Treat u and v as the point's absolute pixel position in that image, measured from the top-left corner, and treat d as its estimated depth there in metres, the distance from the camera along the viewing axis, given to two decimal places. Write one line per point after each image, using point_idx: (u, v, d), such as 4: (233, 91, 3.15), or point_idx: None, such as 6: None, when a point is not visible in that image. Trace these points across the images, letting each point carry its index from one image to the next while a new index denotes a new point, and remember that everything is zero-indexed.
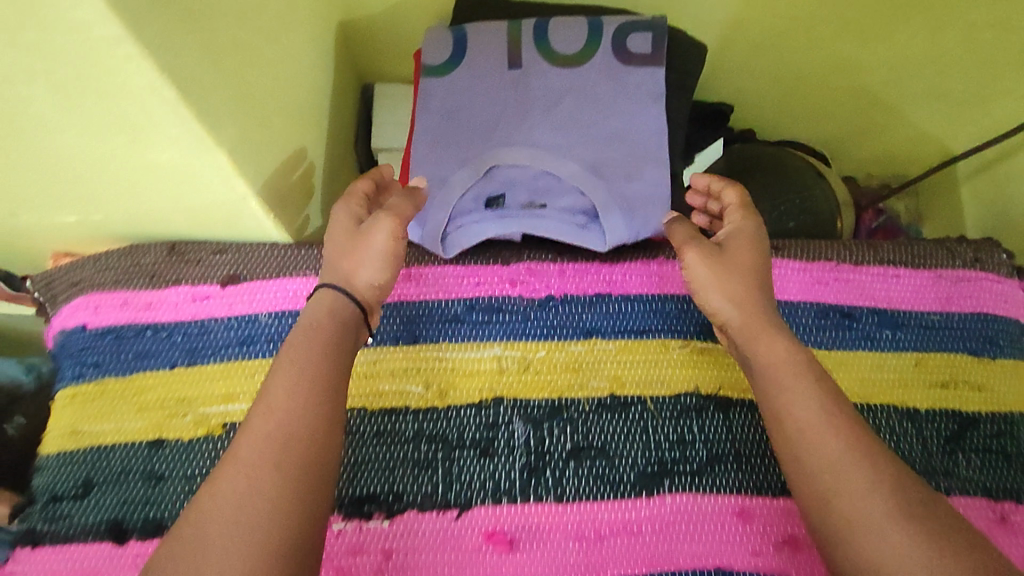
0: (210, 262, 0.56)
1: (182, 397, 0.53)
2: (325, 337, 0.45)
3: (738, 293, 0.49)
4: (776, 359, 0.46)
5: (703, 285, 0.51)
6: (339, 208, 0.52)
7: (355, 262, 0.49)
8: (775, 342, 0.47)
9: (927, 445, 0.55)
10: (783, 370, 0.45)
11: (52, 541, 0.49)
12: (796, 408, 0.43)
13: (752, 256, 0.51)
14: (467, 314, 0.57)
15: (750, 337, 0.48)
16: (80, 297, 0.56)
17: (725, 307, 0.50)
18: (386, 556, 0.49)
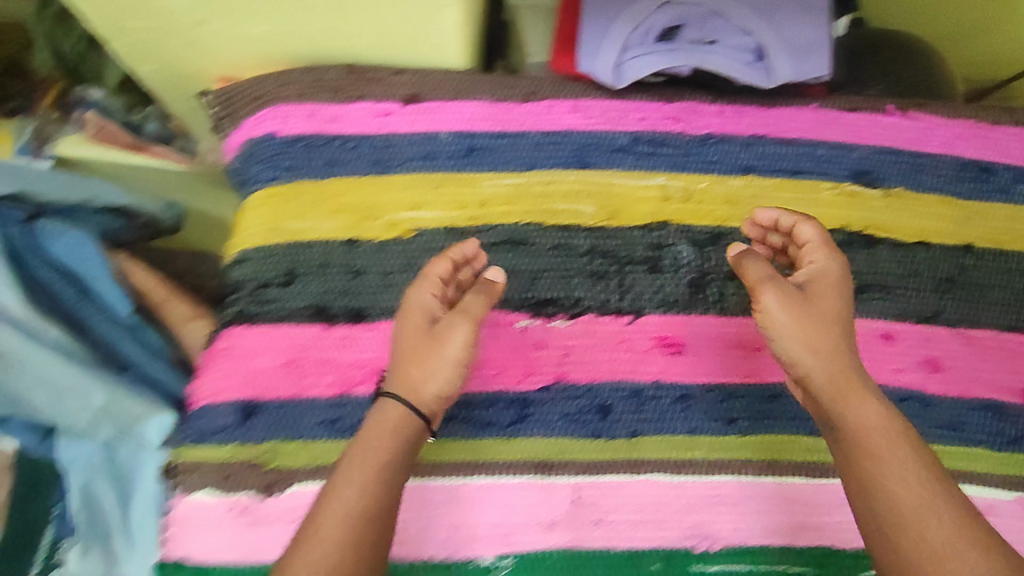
0: (390, 81, 0.59)
1: (372, 204, 0.56)
2: (392, 451, 0.44)
3: (816, 344, 0.45)
4: (864, 423, 0.42)
5: (781, 332, 0.46)
6: (413, 293, 0.50)
7: (432, 364, 0.46)
8: (865, 401, 0.43)
9: None
10: (875, 433, 0.42)
11: (265, 320, 0.53)
12: (891, 488, 0.40)
13: (835, 297, 0.47)
14: (632, 146, 0.59)
15: (844, 399, 0.43)
16: (266, 109, 0.58)
17: (807, 360, 0.45)
18: (567, 352, 0.54)
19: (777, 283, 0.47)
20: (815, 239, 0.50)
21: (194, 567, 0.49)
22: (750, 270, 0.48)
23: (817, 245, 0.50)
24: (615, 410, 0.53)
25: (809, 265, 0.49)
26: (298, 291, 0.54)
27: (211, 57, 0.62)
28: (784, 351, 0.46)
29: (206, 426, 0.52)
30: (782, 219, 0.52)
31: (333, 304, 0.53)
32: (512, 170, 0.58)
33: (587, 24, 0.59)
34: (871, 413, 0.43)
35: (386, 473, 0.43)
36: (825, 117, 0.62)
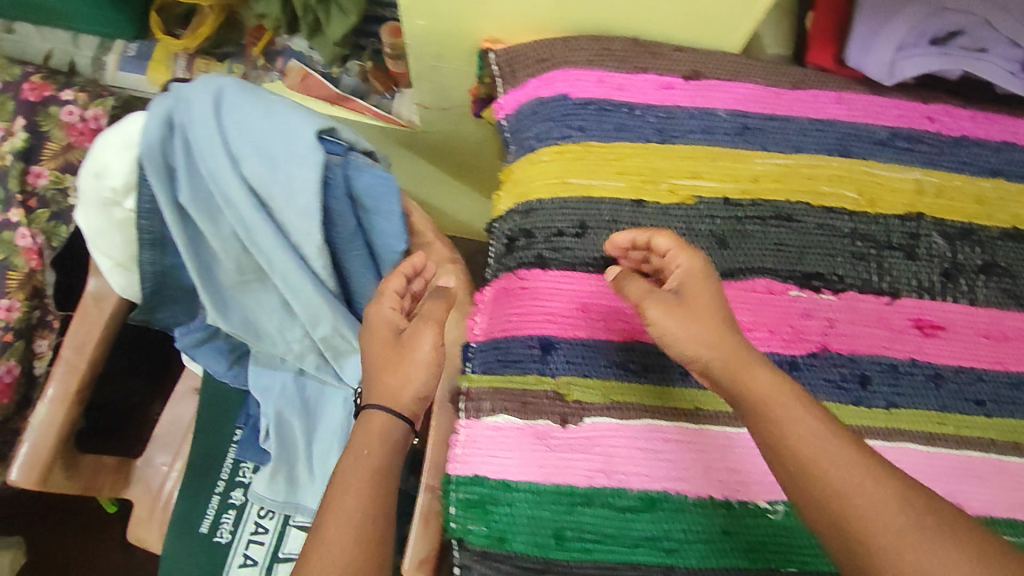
0: (674, 57, 0.63)
1: (656, 169, 0.60)
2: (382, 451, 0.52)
3: (704, 337, 0.46)
4: (765, 391, 0.44)
5: (671, 336, 0.47)
6: (376, 310, 0.59)
7: (403, 364, 0.55)
8: (758, 376, 0.44)
9: None
10: (787, 405, 0.43)
11: (559, 267, 0.58)
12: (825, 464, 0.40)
13: (707, 296, 0.48)
14: (891, 140, 0.63)
15: (734, 370, 0.45)
16: (555, 71, 0.62)
17: (704, 351, 0.46)
18: (830, 323, 0.58)
19: (675, 301, 0.48)
20: (674, 245, 0.51)
21: (495, 481, 0.54)
22: (632, 288, 0.50)
23: (677, 249, 0.51)
24: (874, 381, 0.57)
25: (679, 265, 0.50)
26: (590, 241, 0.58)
27: (495, 19, 0.66)
28: (684, 347, 0.47)
29: (501, 356, 0.58)
30: (660, 237, 0.51)
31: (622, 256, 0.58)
32: (781, 152, 0.61)
33: (862, 20, 0.62)
34: (794, 408, 0.43)
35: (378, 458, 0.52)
36: None
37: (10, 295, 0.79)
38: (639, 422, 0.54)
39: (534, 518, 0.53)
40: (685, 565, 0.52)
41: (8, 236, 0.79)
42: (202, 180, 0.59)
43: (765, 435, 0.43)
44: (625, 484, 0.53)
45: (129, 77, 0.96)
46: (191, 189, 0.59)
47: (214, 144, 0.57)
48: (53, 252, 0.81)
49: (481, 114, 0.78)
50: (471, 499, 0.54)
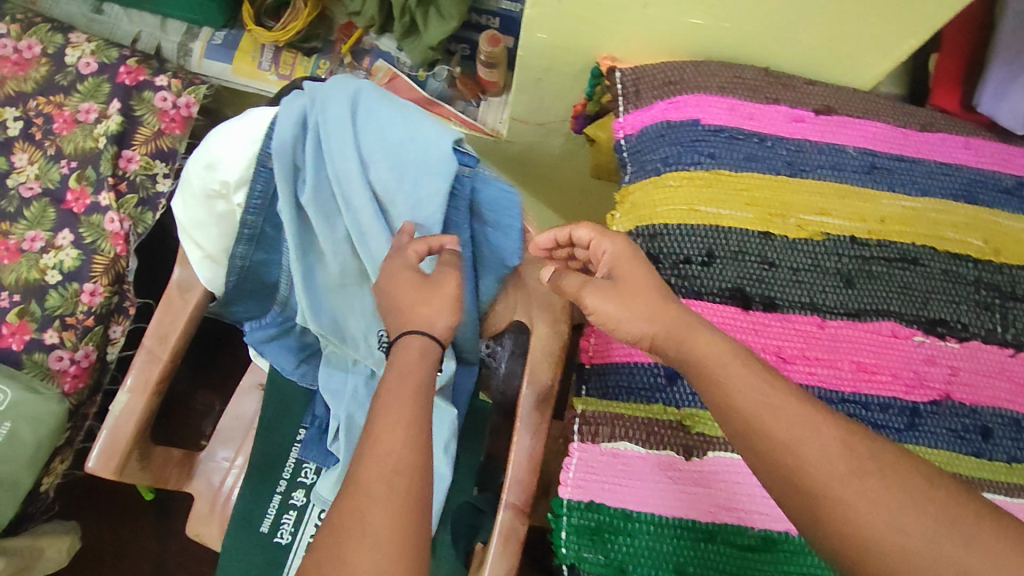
0: (805, 91, 0.63)
1: (784, 203, 0.59)
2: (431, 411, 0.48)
3: (645, 313, 0.49)
4: (708, 354, 0.45)
5: (614, 320, 0.51)
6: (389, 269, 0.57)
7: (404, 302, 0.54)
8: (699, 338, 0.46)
9: None
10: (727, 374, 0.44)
11: (685, 295, 0.57)
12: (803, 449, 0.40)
13: (638, 273, 0.52)
14: (1017, 190, 0.62)
15: (676, 337, 0.47)
16: (686, 95, 0.62)
17: (646, 328, 0.49)
18: (953, 371, 0.57)
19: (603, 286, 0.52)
20: (593, 233, 0.55)
21: (615, 510, 0.53)
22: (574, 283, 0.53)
23: (598, 236, 0.55)
24: (996, 433, 0.56)
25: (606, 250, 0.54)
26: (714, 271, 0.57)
27: (619, 40, 0.66)
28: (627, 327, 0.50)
29: (624, 381, 0.57)
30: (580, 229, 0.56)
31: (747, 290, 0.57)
32: (908, 193, 0.61)
33: (997, 71, 0.62)
34: (747, 379, 0.43)
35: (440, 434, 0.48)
36: None
37: (93, 279, 0.77)
38: None
39: (654, 551, 0.52)
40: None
41: (97, 219, 0.78)
42: (325, 173, 0.59)
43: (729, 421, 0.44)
44: (746, 521, 0.52)
45: (216, 66, 0.95)
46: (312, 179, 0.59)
47: (341, 134, 0.57)
48: (137, 238, 0.80)
49: (582, 130, 0.78)
50: (587, 526, 0.53)
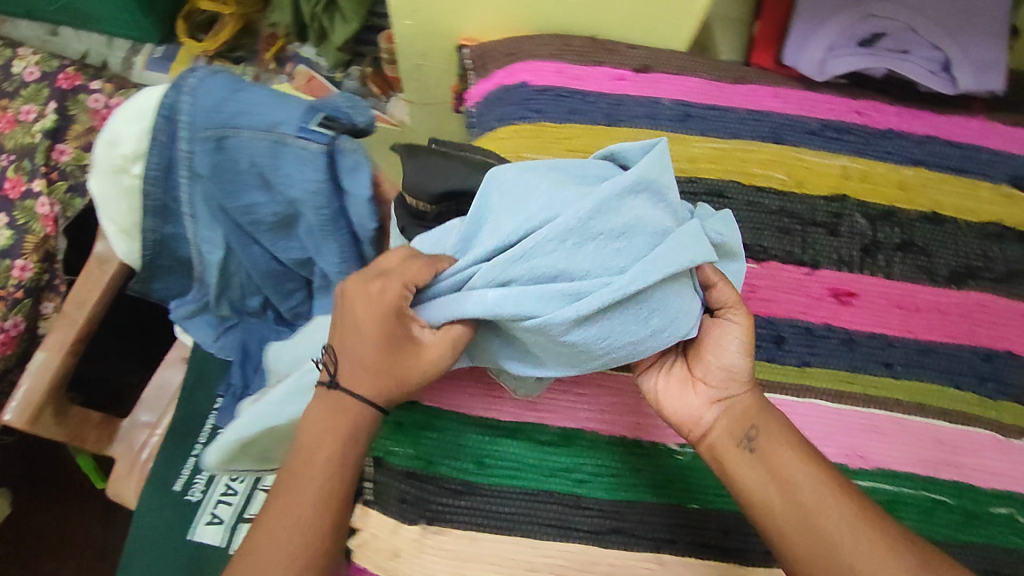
0: (625, 53, 0.70)
1: (601, 148, 0.66)
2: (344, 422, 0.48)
3: (767, 456, 0.49)
4: (781, 459, 0.49)
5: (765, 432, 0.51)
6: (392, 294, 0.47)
7: (371, 355, 0.48)
8: (780, 452, 0.49)
9: None
10: (805, 490, 0.47)
11: None
12: (832, 515, 0.46)
13: (767, 419, 0.51)
14: (821, 130, 0.69)
15: (769, 451, 0.50)
16: (518, 64, 0.70)
17: (714, 418, 0.52)
18: (751, 290, 0.62)
19: (701, 368, 0.53)
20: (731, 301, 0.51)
21: (425, 409, 0.56)
22: (653, 363, 0.54)
23: (733, 305, 0.51)
24: (789, 342, 0.60)
25: (733, 326, 0.52)
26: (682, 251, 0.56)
27: (467, 22, 0.75)
28: (740, 364, 0.52)
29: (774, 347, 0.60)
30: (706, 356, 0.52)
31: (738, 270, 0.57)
32: (719, 136, 0.68)
33: (797, 27, 0.70)
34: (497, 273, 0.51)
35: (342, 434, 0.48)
36: (991, 128, 0.70)
37: (25, 256, 0.86)
38: None
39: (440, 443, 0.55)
40: (589, 497, 0.54)
41: (30, 204, 0.88)
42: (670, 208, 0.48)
43: (723, 410, 0.52)
44: (545, 419, 0.56)
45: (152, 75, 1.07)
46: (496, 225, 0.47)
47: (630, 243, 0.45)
48: (66, 221, 0.89)
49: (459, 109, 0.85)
50: (399, 426, 0.55)
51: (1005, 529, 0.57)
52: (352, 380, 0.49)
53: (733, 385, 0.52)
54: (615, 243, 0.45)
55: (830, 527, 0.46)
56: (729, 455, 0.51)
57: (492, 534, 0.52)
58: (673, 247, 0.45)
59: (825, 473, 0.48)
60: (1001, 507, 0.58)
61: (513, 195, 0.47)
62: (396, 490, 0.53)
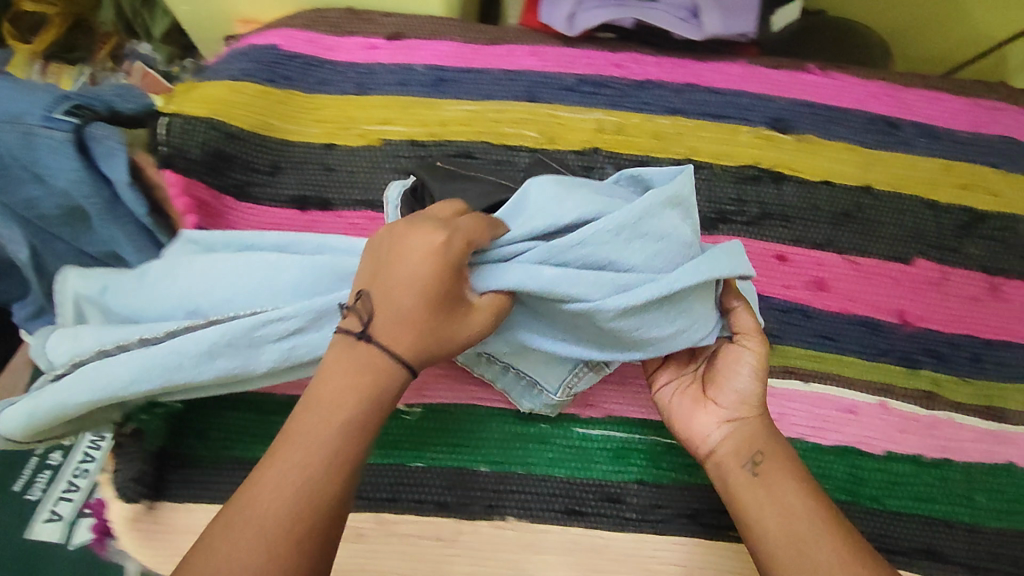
0: (380, 21, 0.70)
1: (350, 116, 0.67)
2: (365, 379, 0.40)
3: (793, 483, 0.49)
4: (740, 485, 0.50)
5: (695, 428, 0.53)
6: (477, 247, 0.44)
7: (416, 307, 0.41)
8: (783, 479, 0.49)
9: (866, 245, 0.65)
10: (793, 520, 0.47)
11: (246, 199, 0.63)
12: (769, 520, 0.48)
13: (776, 444, 0.51)
14: (577, 86, 0.69)
15: (777, 479, 0.49)
16: (274, 30, 0.70)
17: (718, 436, 0.52)
18: None
19: (716, 389, 0.54)
20: None
21: None
22: (665, 384, 0.55)
23: (751, 332, 0.53)
24: None
25: (746, 351, 0.53)
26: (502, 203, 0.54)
27: (234, 3, 0.75)
28: (745, 382, 0.53)
29: None
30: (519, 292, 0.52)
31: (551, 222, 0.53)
32: (472, 98, 0.68)
33: None
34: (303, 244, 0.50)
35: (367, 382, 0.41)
36: (751, 72, 0.70)
37: None
38: None
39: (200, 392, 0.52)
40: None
41: None
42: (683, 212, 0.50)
43: (728, 432, 0.52)
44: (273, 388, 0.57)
45: None
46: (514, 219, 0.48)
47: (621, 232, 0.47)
48: None
49: None
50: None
51: None
52: (378, 332, 0.41)
53: (749, 409, 0.53)
54: (655, 244, 0.47)
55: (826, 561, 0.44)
56: (728, 477, 0.51)
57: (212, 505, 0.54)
58: (707, 260, 0.48)
59: (803, 503, 0.48)
60: None
61: (541, 198, 0.48)
62: (123, 470, 0.53)
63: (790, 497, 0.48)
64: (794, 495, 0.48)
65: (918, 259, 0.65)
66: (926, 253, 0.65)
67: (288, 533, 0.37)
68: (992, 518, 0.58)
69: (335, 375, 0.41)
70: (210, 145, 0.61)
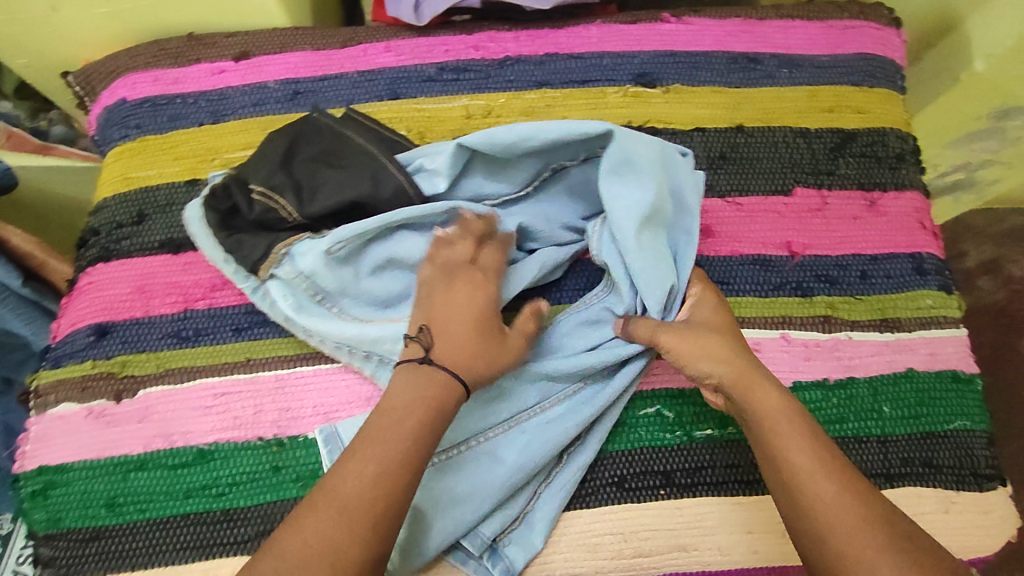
0: (224, 44, 0.67)
1: (208, 147, 0.64)
2: (427, 391, 0.48)
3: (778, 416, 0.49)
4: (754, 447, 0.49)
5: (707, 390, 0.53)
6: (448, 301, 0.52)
7: (460, 331, 0.51)
8: (771, 404, 0.49)
9: (747, 182, 0.65)
10: (787, 445, 0.47)
11: (117, 256, 0.60)
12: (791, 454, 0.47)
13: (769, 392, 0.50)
14: (438, 75, 0.67)
15: (762, 417, 0.49)
16: (117, 79, 0.67)
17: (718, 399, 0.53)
18: None
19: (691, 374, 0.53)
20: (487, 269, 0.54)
21: (53, 466, 0.54)
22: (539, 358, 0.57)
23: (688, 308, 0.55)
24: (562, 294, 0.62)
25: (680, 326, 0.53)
26: (313, 141, 0.58)
27: (70, 46, 0.70)
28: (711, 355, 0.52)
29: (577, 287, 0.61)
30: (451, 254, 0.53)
31: (370, 180, 0.56)
32: (333, 107, 0.66)
33: None
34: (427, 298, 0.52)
35: (408, 410, 0.47)
36: (609, 32, 0.70)
37: None
38: (189, 385, 0.56)
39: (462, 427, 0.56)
40: (236, 506, 0.53)
41: None
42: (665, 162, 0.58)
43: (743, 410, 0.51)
44: (175, 442, 0.54)
45: None
46: (624, 198, 0.55)
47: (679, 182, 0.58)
48: None
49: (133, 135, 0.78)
50: (34, 490, 0.54)
51: (654, 428, 0.58)
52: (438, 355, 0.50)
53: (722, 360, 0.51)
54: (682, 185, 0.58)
55: (825, 498, 0.45)
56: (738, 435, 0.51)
57: (140, 571, 0.51)
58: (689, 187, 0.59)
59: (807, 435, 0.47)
60: (649, 408, 0.58)
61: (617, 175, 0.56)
62: (46, 548, 0.53)
63: (793, 449, 0.47)
64: (807, 439, 0.47)
65: (798, 187, 0.65)
66: (804, 181, 0.66)
67: (358, 548, 0.43)
68: (901, 426, 0.59)
69: (399, 403, 0.47)
70: (90, 227, 0.62)
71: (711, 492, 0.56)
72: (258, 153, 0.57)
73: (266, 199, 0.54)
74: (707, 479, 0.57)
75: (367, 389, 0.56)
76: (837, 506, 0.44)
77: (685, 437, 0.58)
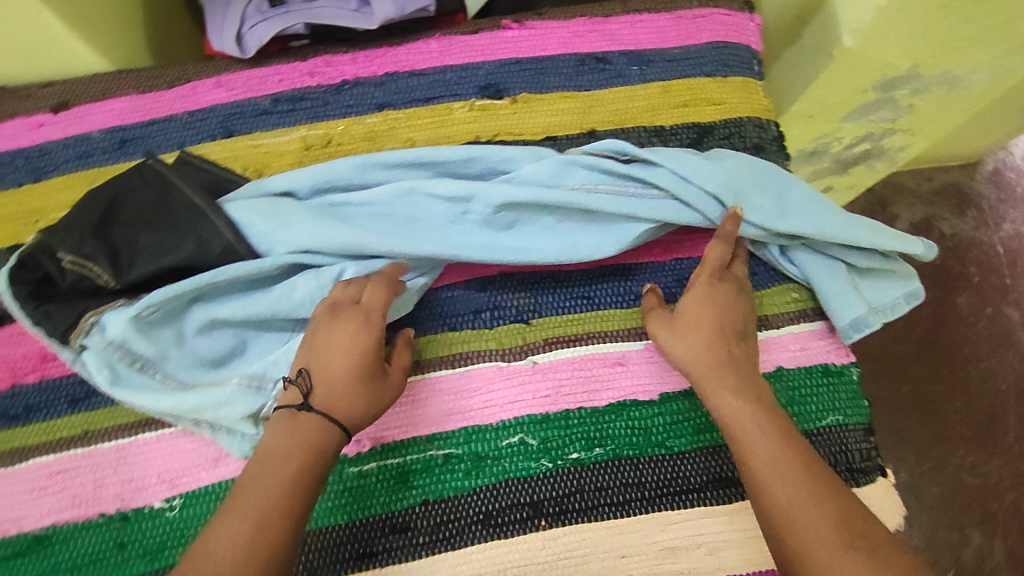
0: (40, 95, 0.64)
1: (29, 208, 0.60)
2: (309, 437, 0.45)
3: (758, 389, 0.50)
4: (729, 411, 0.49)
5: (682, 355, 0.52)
6: (342, 340, 0.48)
7: (353, 375, 0.47)
8: (728, 378, 0.50)
9: None
10: (737, 410, 0.48)
11: None
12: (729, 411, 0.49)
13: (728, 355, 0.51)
14: (273, 107, 0.64)
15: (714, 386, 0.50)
16: None
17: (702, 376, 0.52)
18: None
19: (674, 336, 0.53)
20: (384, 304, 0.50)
21: None
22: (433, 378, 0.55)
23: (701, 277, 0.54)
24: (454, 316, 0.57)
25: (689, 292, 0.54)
26: (138, 196, 0.53)
27: None
28: (682, 355, 0.52)
29: (455, 312, 0.57)
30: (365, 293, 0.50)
31: (198, 240, 0.51)
32: (162, 151, 0.63)
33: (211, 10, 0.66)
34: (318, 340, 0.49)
35: (290, 456, 0.44)
36: (450, 44, 0.67)
37: None
38: (20, 467, 0.52)
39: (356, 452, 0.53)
40: None
41: None
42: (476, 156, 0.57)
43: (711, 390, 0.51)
44: (4, 530, 0.51)
45: None
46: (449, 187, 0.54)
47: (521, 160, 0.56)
48: None
49: None
50: None
51: (518, 458, 0.53)
52: (319, 401, 0.47)
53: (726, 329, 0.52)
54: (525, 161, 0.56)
55: (761, 462, 0.46)
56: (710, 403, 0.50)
57: None
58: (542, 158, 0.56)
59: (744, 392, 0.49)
60: (512, 437, 0.54)
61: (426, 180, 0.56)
62: None
63: (761, 457, 0.46)
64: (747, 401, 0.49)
65: None
66: None
67: None
68: None
69: (278, 450, 0.45)
70: None
71: (581, 519, 0.52)
72: (72, 209, 0.51)
73: (79, 264, 0.49)
74: (577, 504, 0.52)
75: (215, 450, 0.52)
76: (778, 473, 0.45)
77: (552, 465, 0.53)
